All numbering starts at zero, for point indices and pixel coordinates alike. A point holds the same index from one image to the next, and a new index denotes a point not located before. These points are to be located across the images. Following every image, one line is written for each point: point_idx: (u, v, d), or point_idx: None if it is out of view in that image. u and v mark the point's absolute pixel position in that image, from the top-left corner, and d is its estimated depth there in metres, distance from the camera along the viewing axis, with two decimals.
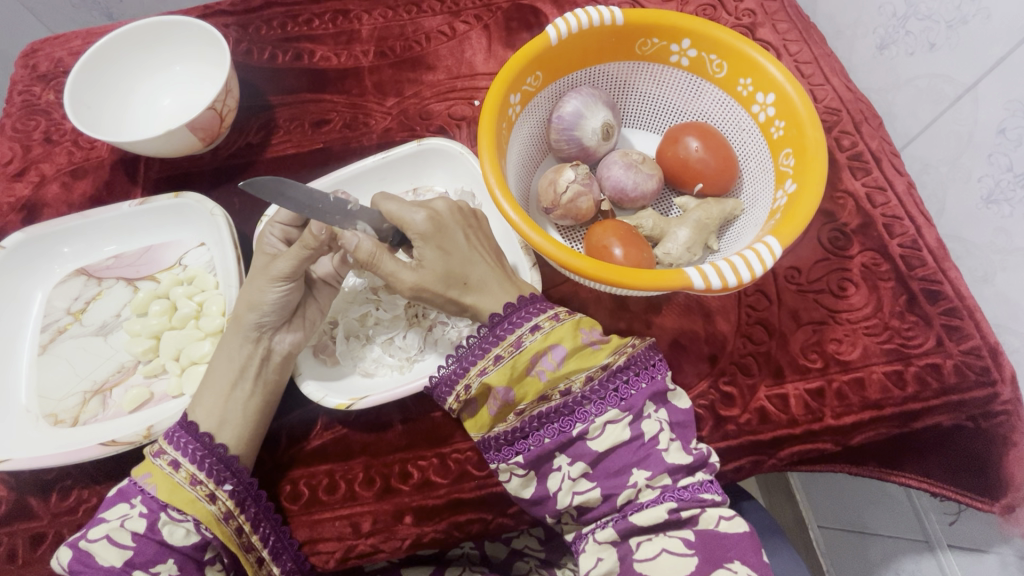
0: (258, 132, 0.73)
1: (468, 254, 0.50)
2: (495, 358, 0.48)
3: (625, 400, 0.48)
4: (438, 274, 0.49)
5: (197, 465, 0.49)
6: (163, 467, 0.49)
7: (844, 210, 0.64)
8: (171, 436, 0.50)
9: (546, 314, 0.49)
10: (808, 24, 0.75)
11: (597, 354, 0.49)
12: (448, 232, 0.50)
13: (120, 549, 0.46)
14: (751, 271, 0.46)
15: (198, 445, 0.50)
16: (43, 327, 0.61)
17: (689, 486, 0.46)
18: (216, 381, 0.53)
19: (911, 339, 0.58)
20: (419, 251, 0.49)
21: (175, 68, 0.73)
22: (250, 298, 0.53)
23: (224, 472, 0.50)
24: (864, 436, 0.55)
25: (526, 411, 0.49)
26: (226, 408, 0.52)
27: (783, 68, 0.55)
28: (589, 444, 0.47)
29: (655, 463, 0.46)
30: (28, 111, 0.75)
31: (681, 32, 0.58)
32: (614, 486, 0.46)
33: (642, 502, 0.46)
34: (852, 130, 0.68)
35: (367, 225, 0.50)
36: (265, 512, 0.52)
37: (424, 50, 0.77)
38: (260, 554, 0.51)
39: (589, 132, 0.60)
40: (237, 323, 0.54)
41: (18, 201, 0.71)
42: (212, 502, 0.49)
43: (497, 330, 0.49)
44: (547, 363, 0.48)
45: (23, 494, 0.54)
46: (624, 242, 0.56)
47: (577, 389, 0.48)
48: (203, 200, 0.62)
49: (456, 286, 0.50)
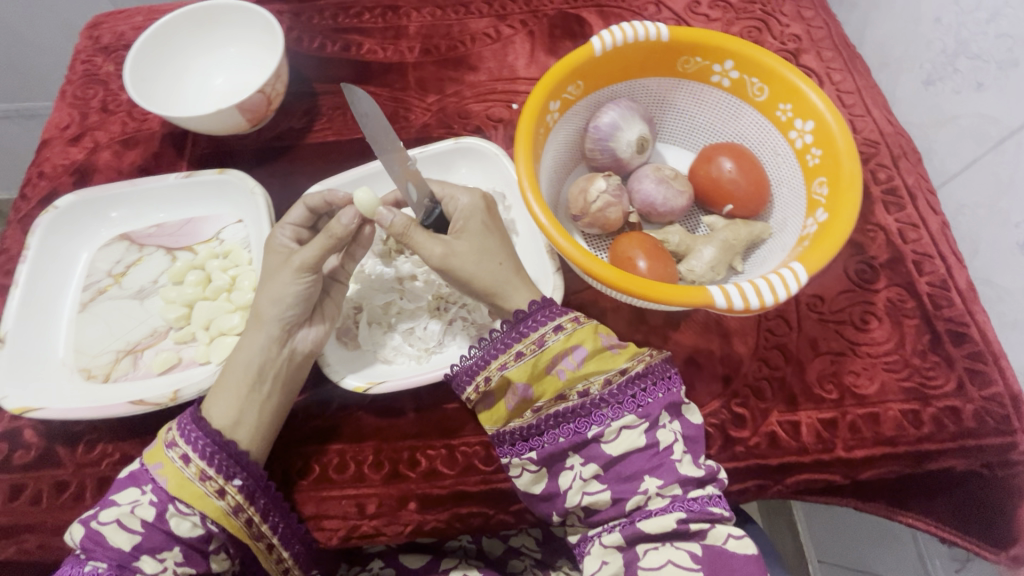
0: (301, 116, 0.76)
1: (504, 238, 0.54)
2: (517, 354, 0.50)
3: (641, 407, 0.48)
4: (476, 250, 0.52)
5: (206, 461, 0.49)
6: (174, 459, 0.49)
7: (874, 244, 0.64)
8: (184, 429, 0.50)
9: (569, 316, 0.51)
10: (853, 54, 0.75)
11: (616, 358, 0.50)
12: (496, 213, 0.55)
13: (128, 533, 0.47)
14: (774, 295, 0.47)
15: (202, 435, 0.50)
16: (85, 286, 0.64)
17: (697, 499, 0.47)
18: (235, 378, 0.53)
19: (931, 379, 0.57)
20: (462, 223, 0.53)
21: (228, 50, 0.75)
22: (273, 294, 0.54)
23: (233, 467, 0.50)
24: (873, 472, 0.55)
25: (543, 410, 0.49)
26: (245, 407, 0.52)
27: (824, 97, 0.55)
28: (603, 446, 0.48)
29: (667, 472, 0.47)
30: (88, 80, 0.79)
31: (725, 54, 0.59)
32: (624, 491, 0.47)
33: (652, 509, 0.47)
34: (889, 163, 0.68)
35: (415, 189, 0.54)
36: (273, 503, 0.52)
37: (468, 50, 0.79)
38: (268, 540, 0.51)
39: (624, 145, 0.61)
40: (261, 321, 0.54)
41: (71, 164, 0.74)
42: (221, 497, 0.49)
43: (521, 327, 0.50)
44: (567, 363, 0.49)
45: (51, 442, 0.57)
46: (649, 255, 0.57)
47: (595, 391, 0.49)
48: (245, 178, 0.64)
49: (490, 266, 0.52)
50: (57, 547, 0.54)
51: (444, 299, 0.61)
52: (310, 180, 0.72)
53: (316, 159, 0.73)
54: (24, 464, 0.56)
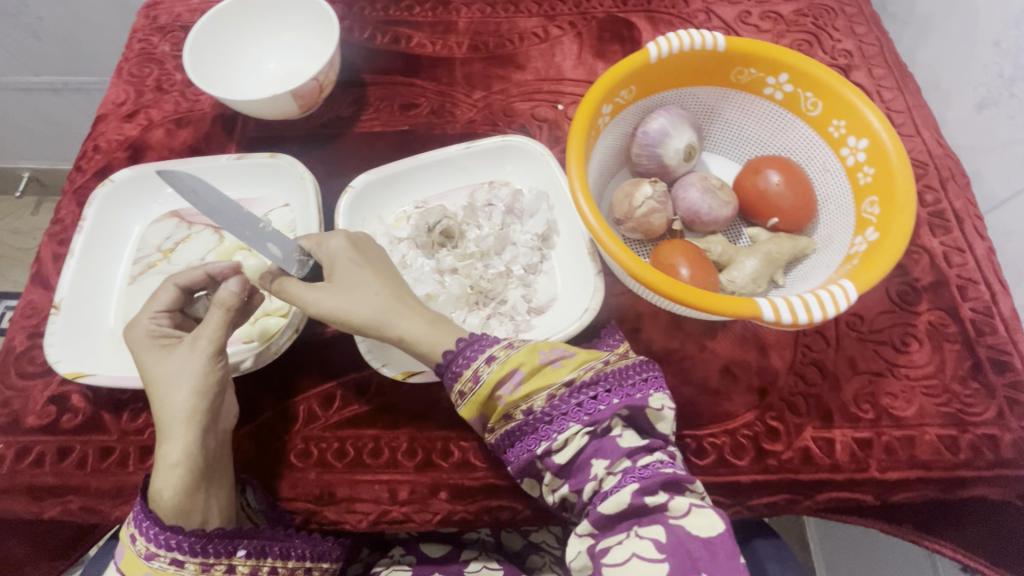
0: (349, 106, 0.77)
1: (386, 275, 0.56)
2: (459, 394, 0.51)
3: (588, 414, 0.48)
4: (343, 286, 0.54)
5: (201, 555, 0.47)
6: (164, 567, 0.47)
7: (917, 266, 0.63)
8: (156, 539, 0.47)
9: (501, 345, 0.52)
10: (904, 73, 0.75)
11: (559, 371, 0.49)
12: (366, 250, 0.57)
13: None
14: (823, 311, 0.47)
15: (159, 526, 0.47)
16: (135, 260, 0.65)
17: (648, 465, 0.46)
18: (175, 487, 0.48)
19: (970, 406, 0.57)
20: (331, 270, 0.55)
21: (281, 37, 0.76)
22: (190, 385, 0.51)
23: (229, 543, 0.48)
24: (905, 495, 0.54)
25: (497, 430, 0.51)
26: (195, 509, 0.49)
27: (881, 116, 0.55)
28: (554, 456, 0.48)
29: (610, 450, 0.47)
30: (144, 59, 0.81)
31: (780, 66, 0.59)
32: (581, 482, 0.48)
33: (606, 490, 0.46)
34: (937, 185, 0.68)
35: (278, 249, 0.56)
36: (288, 543, 0.52)
37: (515, 49, 0.80)
38: (305, 566, 0.53)
39: (671, 152, 0.61)
40: (181, 420, 0.50)
41: (125, 140, 0.76)
42: (233, 573, 0.48)
43: (455, 368, 0.51)
44: (505, 389, 0.49)
45: (98, 409, 0.59)
46: (691, 263, 0.57)
47: (538, 407, 0.49)
48: (294, 164, 0.66)
49: (368, 298, 0.54)
50: (99, 510, 0.55)
51: (483, 294, 0.62)
52: (355, 169, 0.73)
53: (362, 148, 0.74)
54: (72, 428, 0.58)
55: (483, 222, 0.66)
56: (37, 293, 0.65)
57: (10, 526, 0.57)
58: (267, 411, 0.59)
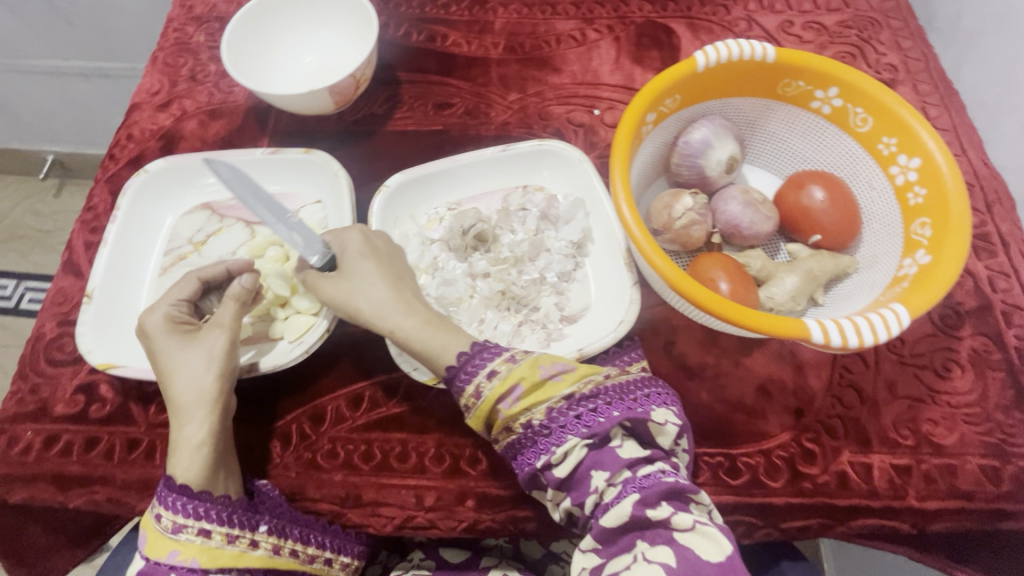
0: (383, 103, 0.76)
1: (396, 272, 0.57)
2: (464, 407, 0.51)
3: (588, 427, 0.46)
4: (350, 279, 0.56)
5: (228, 524, 0.50)
6: (191, 539, 0.49)
7: (961, 289, 0.62)
8: (182, 509, 0.49)
9: (502, 358, 0.51)
10: (951, 90, 0.73)
11: (558, 385, 0.49)
12: (379, 247, 0.58)
13: None
14: (874, 335, 0.45)
15: (189, 498, 0.49)
16: (167, 251, 0.65)
17: (648, 475, 0.45)
18: (200, 463, 0.50)
19: (1013, 437, 0.55)
20: (341, 263, 0.57)
21: (318, 31, 0.76)
22: (212, 370, 0.54)
23: (254, 517, 0.51)
24: (943, 525, 0.53)
25: (500, 442, 0.50)
26: (218, 484, 0.51)
27: (935, 135, 0.54)
28: (554, 471, 0.47)
29: (609, 462, 0.46)
30: (179, 49, 0.81)
31: (831, 80, 0.57)
32: (580, 496, 0.46)
33: (607, 503, 0.45)
34: (982, 207, 0.66)
35: (301, 237, 0.57)
36: (309, 526, 0.54)
37: (552, 51, 0.79)
38: (322, 557, 0.54)
39: (713, 163, 0.60)
40: (205, 402, 0.53)
41: (158, 130, 0.75)
42: (257, 548, 0.50)
43: (458, 380, 0.51)
44: (505, 404, 0.49)
45: (126, 400, 0.59)
46: (731, 278, 0.56)
47: (537, 420, 0.48)
48: (329, 160, 0.65)
49: (374, 293, 0.55)
50: (126, 502, 0.55)
51: (516, 300, 0.61)
52: (388, 167, 0.72)
53: (395, 147, 0.73)
54: (100, 418, 0.58)
55: (517, 227, 0.65)
56: (67, 280, 0.65)
57: (36, 513, 0.57)
58: (297, 409, 0.58)
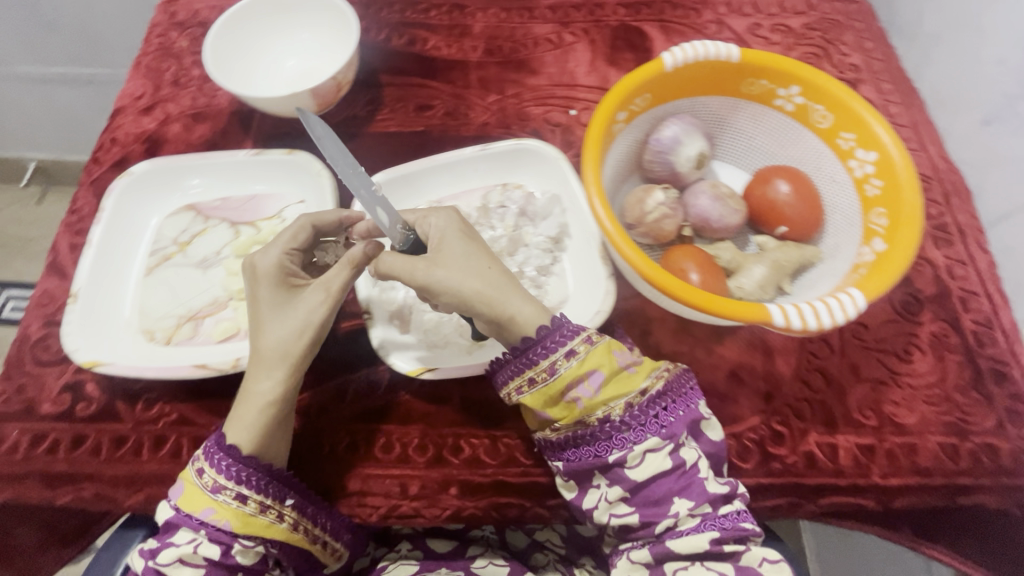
0: (365, 105, 0.78)
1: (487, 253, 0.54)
2: (529, 381, 0.52)
3: (665, 428, 0.50)
4: (457, 267, 0.52)
5: (263, 493, 0.51)
6: (227, 502, 0.50)
7: (921, 277, 0.65)
8: (229, 471, 0.51)
9: (581, 338, 0.51)
10: (910, 88, 0.76)
11: (635, 377, 0.51)
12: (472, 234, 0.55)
13: (193, 568, 0.49)
14: (831, 318, 0.48)
15: (235, 462, 0.51)
16: (152, 252, 0.66)
17: (728, 515, 0.50)
18: (258, 429, 0.52)
19: (970, 416, 0.58)
20: (438, 247, 0.53)
21: (300, 35, 0.77)
22: (303, 334, 0.54)
23: (284, 489, 0.52)
24: (906, 501, 0.56)
25: (561, 430, 0.52)
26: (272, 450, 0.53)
27: (889, 130, 0.57)
28: (627, 471, 0.50)
29: (695, 492, 0.49)
30: (162, 54, 0.82)
31: (792, 79, 0.60)
32: (652, 514, 0.50)
33: (681, 530, 0.49)
34: (941, 199, 0.69)
35: (385, 214, 0.55)
36: (322, 508, 0.54)
37: (530, 54, 0.81)
38: (324, 539, 0.54)
39: (683, 160, 0.63)
40: (283, 361, 0.54)
41: (142, 133, 0.76)
42: (283, 521, 0.52)
43: (531, 355, 0.51)
44: (583, 390, 0.50)
45: (112, 398, 0.59)
46: (701, 269, 0.58)
47: (616, 416, 0.50)
48: (311, 160, 0.67)
49: (481, 281, 0.52)
50: (113, 498, 0.56)
51: None
52: (370, 168, 0.74)
53: (377, 148, 0.75)
54: (86, 416, 0.58)
55: (496, 223, 0.67)
56: (52, 282, 0.66)
57: (22, 512, 0.57)
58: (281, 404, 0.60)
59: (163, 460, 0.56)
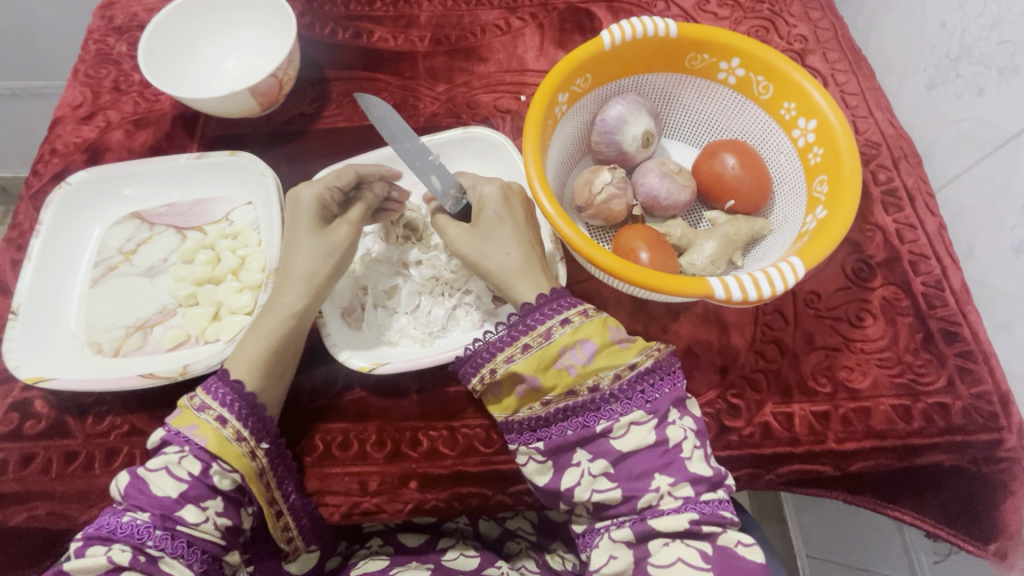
0: (312, 102, 0.76)
1: (523, 234, 0.55)
2: (523, 347, 0.50)
3: (650, 403, 0.49)
4: (482, 238, 0.54)
5: (242, 423, 0.51)
6: (209, 421, 0.50)
7: (871, 243, 0.65)
8: (216, 393, 0.51)
9: (576, 310, 0.51)
10: (858, 56, 0.76)
11: (626, 352, 0.50)
12: (514, 205, 0.56)
13: (175, 481, 0.48)
14: (772, 288, 0.48)
15: (228, 389, 0.51)
16: (96, 263, 0.65)
17: (710, 502, 0.48)
18: (262, 350, 0.53)
19: (922, 376, 0.58)
20: (478, 215, 0.56)
21: (241, 34, 0.76)
22: (327, 258, 0.56)
23: (262, 431, 0.52)
24: (862, 464, 0.56)
25: (552, 403, 0.50)
26: (263, 381, 0.53)
27: (827, 96, 0.57)
28: (613, 442, 0.48)
29: (677, 470, 0.48)
30: (101, 60, 0.80)
31: (731, 51, 0.60)
32: (635, 489, 0.48)
33: (663, 509, 0.47)
34: (890, 165, 0.69)
35: (438, 181, 0.58)
36: (290, 471, 0.54)
37: (478, 41, 0.80)
38: (280, 506, 0.53)
39: (629, 138, 0.62)
40: (307, 281, 0.55)
41: (83, 142, 0.75)
42: (253, 459, 0.51)
43: (528, 320, 0.51)
44: (576, 357, 0.49)
45: (61, 414, 0.58)
46: (651, 247, 0.58)
47: (605, 386, 0.49)
48: (255, 160, 0.66)
49: (498, 256, 0.54)
50: (68, 515, 0.55)
51: (448, 285, 0.61)
52: (319, 165, 0.73)
53: (325, 145, 0.74)
54: (35, 433, 0.57)
55: None
56: None
57: None
58: None
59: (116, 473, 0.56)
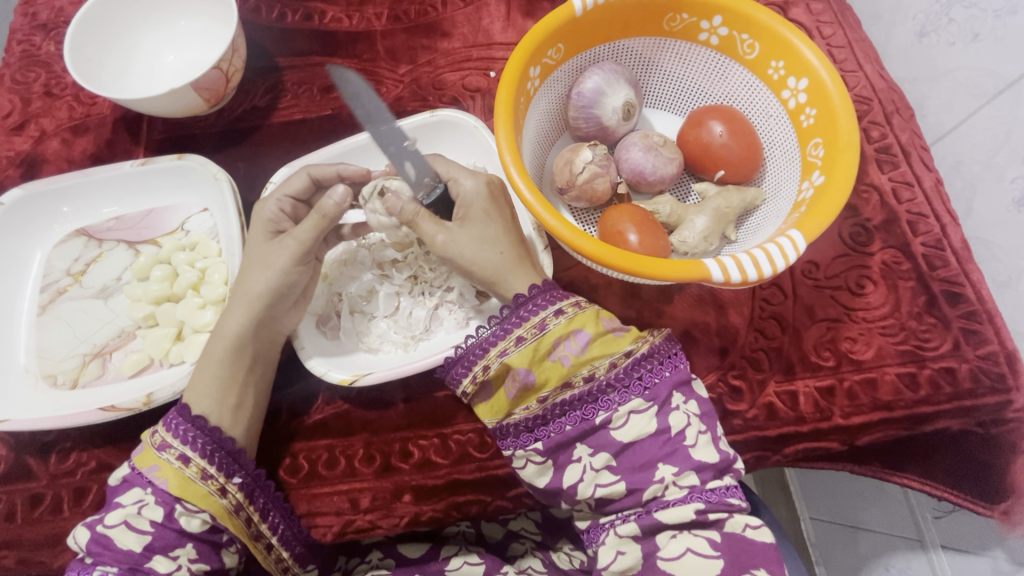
0: (264, 94, 0.70)
1: (490, 232, 0.50)
2: (517, 340, 0.46)
3: (649, 389, 0.45)
4: (472, 237, 0.49)
5: (207, 459, 0.47)
6: (170, 461, 0.46)
7: (867, 205, 0.62)
8: (179, 428, 0.48)
9: (569, 300, 0.48)
10: (844, 5, 0.71)
11: (620, 341, 0.47)
12: (500, 200, 0.51)
13: (138, 534, 0.45)
14: (772, 266, 0.45)
15: (189, 426, 0.48)
16: (43, 287, 0.60)
17: (716, 489, 0.44)
18: (212, 380, 0.50)
19: (927, 342, 0.56)
20: (463, 212, 0.51)
21: (179, 24, 0.70)
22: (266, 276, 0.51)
23: (232, 465, 0.48)
24: (870, 437, 0.55)
25: (548, 399, 0.46)
26: (224, 413, 0.50)
27: (818, 52, 0.53)
28: (613, 433, 0.45)
29: (681, 459, 0.44)
30: (28, 62, 0.72)
31: (713, 9, 0.55)
32: (639, 481, 0.44)
33: (668, 500, 0.44)
34: (882, 121, 0.66)
35: (413, 169, 0.51)
36: (273, 501, 0.51)
37: (439, 15, 0.74)
38: (268, 539, 0.50)
39: (608, 111, 0.58)
40: (246, 298, 0.51)
41: (17, 156, 0.69)
42: (224, 496, 0.47)
43: (521, 311, 0.47)
44: (569, 348, 0.46)
45: (22, 454, 0.54)
46: (639, 228, 0.54)
47: (601, 375, 0.46)
48: (206, 163, 0.60)
49: (491, 255, 0.49)
50: (39, 562, 0.51)
51: (427, 284, 0.58)
52: (278, 163, 0.68)
53: (282, 140, 0.68)
54: None
55: None
56: None
57: None
58: None
59: (85, 515, 0.52)
